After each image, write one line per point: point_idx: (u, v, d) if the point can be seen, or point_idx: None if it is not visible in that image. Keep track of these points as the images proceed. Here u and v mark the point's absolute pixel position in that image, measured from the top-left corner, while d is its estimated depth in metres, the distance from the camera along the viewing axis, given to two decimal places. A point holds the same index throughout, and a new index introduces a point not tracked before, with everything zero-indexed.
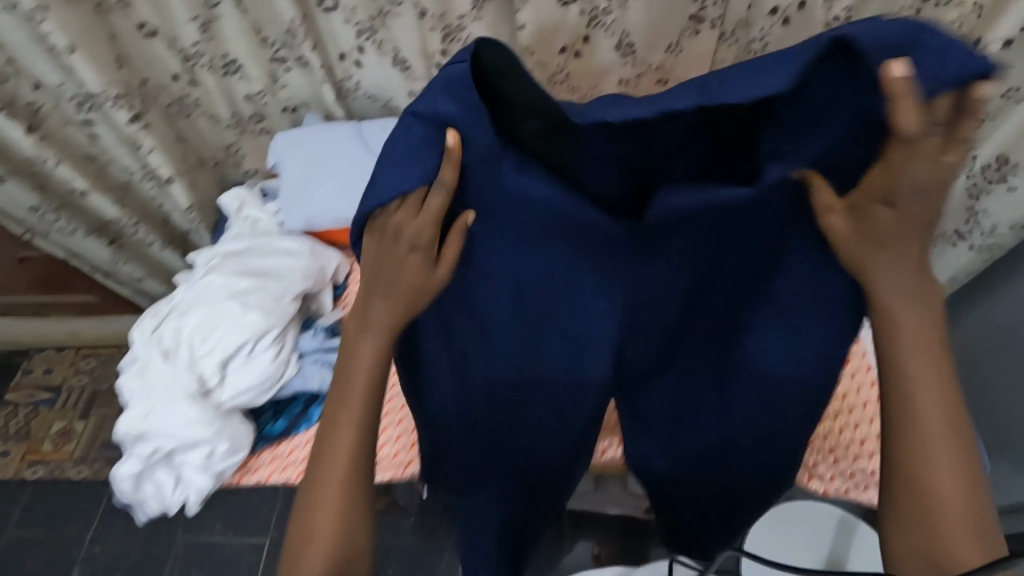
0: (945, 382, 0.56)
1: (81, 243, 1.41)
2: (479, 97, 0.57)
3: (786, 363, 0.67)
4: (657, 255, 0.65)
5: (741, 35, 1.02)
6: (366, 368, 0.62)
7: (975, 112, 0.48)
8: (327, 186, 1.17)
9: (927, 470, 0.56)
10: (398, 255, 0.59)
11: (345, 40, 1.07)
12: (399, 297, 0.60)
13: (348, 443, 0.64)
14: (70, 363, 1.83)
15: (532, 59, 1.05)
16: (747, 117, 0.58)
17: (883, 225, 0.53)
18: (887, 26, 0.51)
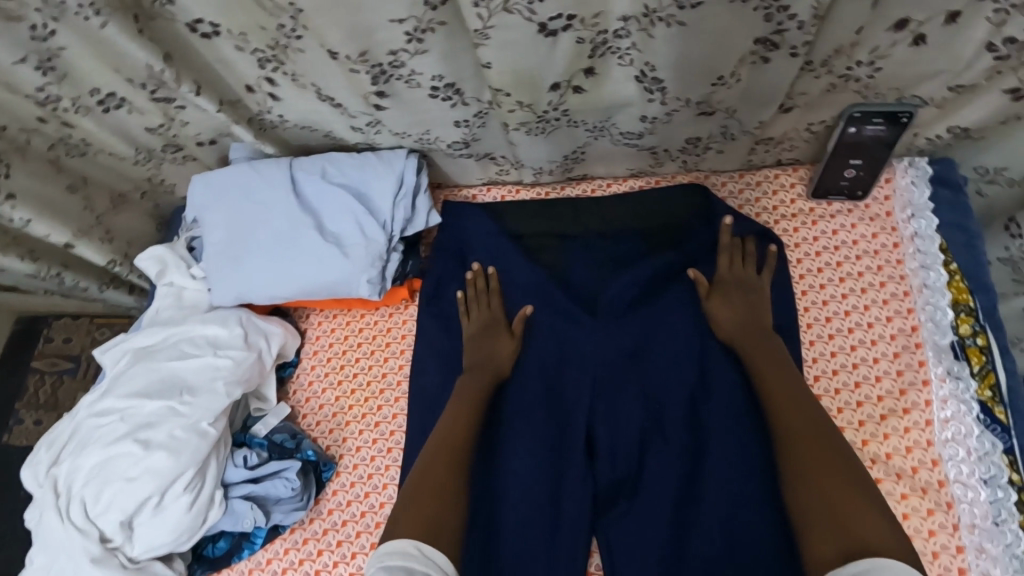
0: (796, 395, 0.76)
1: (19, 277, 1.10)
2: (515, 210, 1.00)
3: (731, 388, 0.85)
4: (632, 308, 0.91)
5: (835, 61, 0.65)
6: (480, 360, 0.90)
7: (819, 234, 0.91)
8: (258, 253, 0.92)
9: (796, 462, 0.70)
10: (490, 320, 0.93)
11: (246, 70, 0.75)
12: (477, 348, 0.91)
13: (465, 389, 0.87)
14: (86, 332, 1.51)
15: (510, 100, 0.71)
16: (655, 214, 0.97)
17: (738, 295, 0.87)
18: (761, 189, 0.96)
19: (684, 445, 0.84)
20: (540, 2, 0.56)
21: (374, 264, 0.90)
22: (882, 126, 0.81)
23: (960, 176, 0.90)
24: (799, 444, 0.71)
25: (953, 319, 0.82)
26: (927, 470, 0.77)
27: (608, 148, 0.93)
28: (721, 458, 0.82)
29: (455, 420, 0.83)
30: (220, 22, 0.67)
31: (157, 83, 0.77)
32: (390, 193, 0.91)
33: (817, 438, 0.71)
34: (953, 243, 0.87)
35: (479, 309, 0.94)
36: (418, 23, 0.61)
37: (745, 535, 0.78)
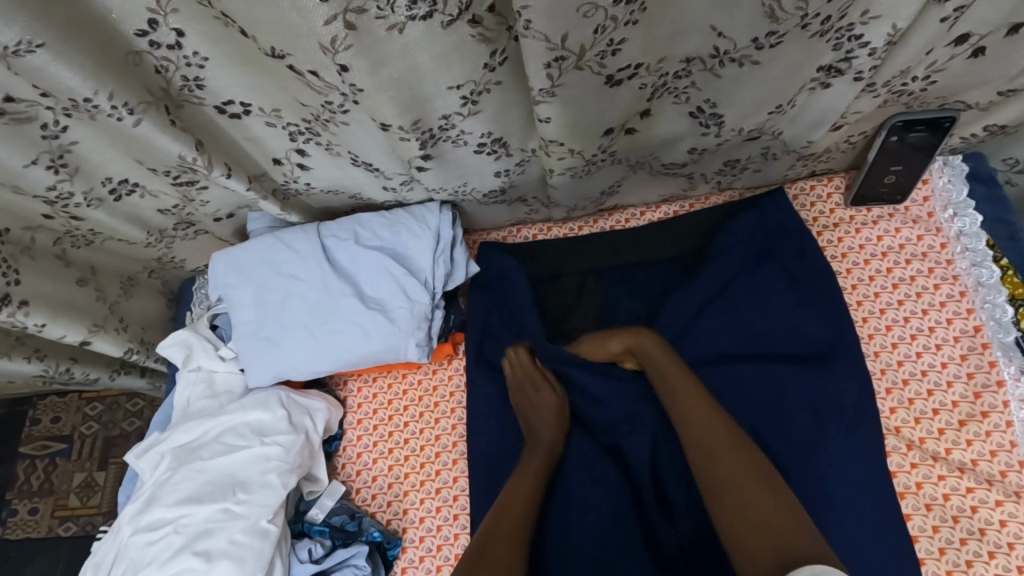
0: (710, 406, 0.73)
1: (25, 378, 1.02)
2: (551, 250, 0.97)
3: (804, 402, 0.82)
4: (692, 335, 0.87)
5: (895, 80, 0.64)
6: (542, 413, 0.85)
7: (871, 238, 0.90)
8: (295, 329, 0.86)
9: (711, 470, 0.68)
10: (530, 375, 0.88)
11: (274, 144, 0.70)
12: (529, 402, 0.86)
13: (533, 451, 0.83)
14: (76, 409, 1.42)
15: (562, 149, 0.68)
16: (694, 235, 0.94)
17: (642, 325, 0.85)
18: (800, 201, 0.94)
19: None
20: (613, 57, 0.54)
21: (420, 325, 0.85)
22: (925, 133, 0.80)
23: (992, 169, 0.90)
24: (718, 455, 0.68)
25: (1013, 315, 0.82)
26: (1015, 472, 0.76)
27: (645, 179, 0.91)
28: (812, 493, 0.77)
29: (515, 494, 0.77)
30: (252, 101, 0.63)
31: (182, 171, 0.73)
32: (427, 250, 0.86)
33: (729, 446, 0.69)
34: (998, 239, 0.87)
35: (516, 367, 0.89)
36: (475, 86, 0.58)
37: (851, 555, 0.75)
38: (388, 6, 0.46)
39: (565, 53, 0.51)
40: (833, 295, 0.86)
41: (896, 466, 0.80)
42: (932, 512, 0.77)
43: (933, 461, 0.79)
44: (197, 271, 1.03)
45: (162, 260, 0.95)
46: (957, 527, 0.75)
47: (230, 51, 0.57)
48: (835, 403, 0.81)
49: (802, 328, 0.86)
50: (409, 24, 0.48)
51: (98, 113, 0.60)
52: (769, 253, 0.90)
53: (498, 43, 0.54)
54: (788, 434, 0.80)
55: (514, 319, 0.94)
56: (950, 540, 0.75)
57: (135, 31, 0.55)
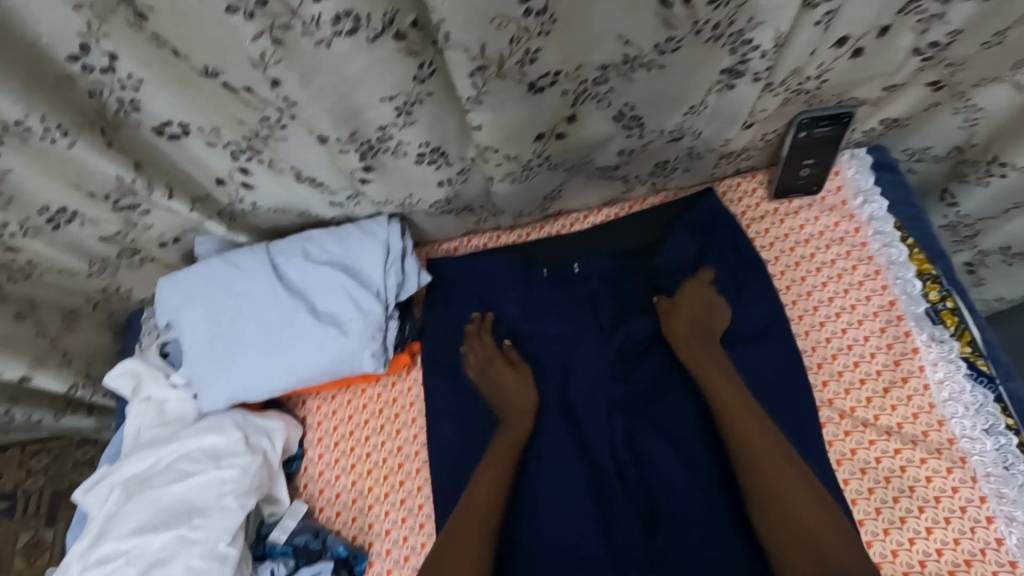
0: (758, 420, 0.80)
1: None
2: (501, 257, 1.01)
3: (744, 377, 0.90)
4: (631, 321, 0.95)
5: (789, 79, 0.72)
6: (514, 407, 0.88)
7: (794, 228, 0.98)
8: (249, 349, 0.86)
9: (772, 490, 0.75)
10: (493, 363, 0.92)
11: (216, 163, 0.71)
12: (494, 388, 0.90)
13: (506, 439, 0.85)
14: (18, 462, 1.34)
15: (498, 155, 0.72)
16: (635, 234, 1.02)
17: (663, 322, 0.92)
18: (731, 196, 1.02)
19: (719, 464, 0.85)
20: (531, 65, 0.58)
21: (375, 336, 0.87)
22: (829, 128, 0.89)
23: (896, 160, 0.99)
24: (771, 470, 0.75)
25: (922, 289, 0.90)
26: (936, 431, 0.83)
27: (584, 184, 0.96)
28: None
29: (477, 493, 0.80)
30: (189, 121, 0.64)
31: (123, 193, 0.73)
32: (377, 262, 0.88)
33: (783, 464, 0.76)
34: (904, 221, 0.96)
35: (478, 348, 0.94)
36: (407, 98, 0.61)
37: None
38: (313, 23, 0.50)
39: (485, 62, 0.55)
40: (754, 283, 0.94)
41: (832, 435, 0.85)
42: (868, 474, 0.83)
43: (864, 428, 0.85)
44: (145, 301, 1.01)
45: (106, 290, 0.95)
46: (890, 487, 0.81)
47: (164, 73, 0.59)
48: (766, 386, 0.88)
49: (737, 313, 0.93)
50: (335, 39, 0.52)
51: (37, 138, 0.62)
52: (701, 250, 0.97)
53: (425, 56, 0.58)
54: None
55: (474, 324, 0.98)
56: (884, 500, 0.81)
57: (66, 55, 0.56)
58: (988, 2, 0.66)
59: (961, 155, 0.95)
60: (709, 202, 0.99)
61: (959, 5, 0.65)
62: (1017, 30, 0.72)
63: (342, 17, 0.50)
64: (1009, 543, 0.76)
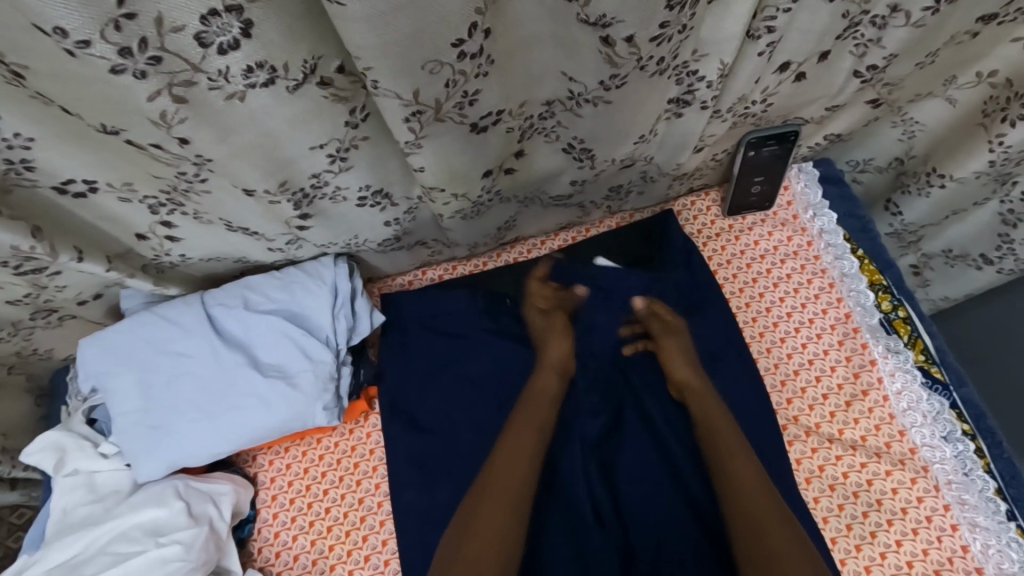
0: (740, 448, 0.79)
1: None
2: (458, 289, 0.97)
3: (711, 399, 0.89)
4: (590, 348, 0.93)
5: (737, 105, 0.71)
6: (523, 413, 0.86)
7: (749, 244, 0.98)
8: (188, 412, 0.79)
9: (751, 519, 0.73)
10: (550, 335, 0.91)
11: (134, 219, 0.65)
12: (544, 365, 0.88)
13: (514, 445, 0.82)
14: None
15: (445, 193, 0.69)
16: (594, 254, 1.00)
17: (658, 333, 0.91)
18: (686, 213, 1.01)
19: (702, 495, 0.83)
20: (472, 106, 0.55)
21: (327, 386, 0.81)
22: (776, 147, 0.89)
23: (841, 173, 1.01)
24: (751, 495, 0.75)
25: (875, 299, 0.91)
26: (897, 442, 0.84)
27: (538, 211, 0.93)
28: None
29: (487, 496, 0.76)
30: (96, 178, 0.58)
31: (23, 259, 0.64)
32: (324, 307, 0.83)
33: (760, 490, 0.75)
34: (853, 232, 0.98)
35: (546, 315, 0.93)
36: (340, 144, 0.58)
37: None
38: (220, 77, 0.46)
39: (421, 107, 0.51)
40: (713, 304, 0.94)
41: (799, 454, 0.85)
42: (836, 490, 0.83)
43: (830, 443, 0.85)
44: (70, 359, 0.94)
45: (21, 354, 0.86)
46: (859, 502, 0.82)
47: (60, 130, 0.52)
48: (733, 407, 0.87)
49: (700, 334, 0.92)
50: (250, 91, 0.48)
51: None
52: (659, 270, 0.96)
53: (356, 101, 0.54)
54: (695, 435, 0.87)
55: (433, 361, 0.93)
56: (854, 515, 0.81)
57: None
58: (922, 28, 0.67)
59: (901, 166, 0.96)
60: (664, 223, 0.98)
61: (893, 31, 0.66)
62: (948, 50, 0.73)
63: (255, 69, 0.47)
64: (973, 550, 0.77)
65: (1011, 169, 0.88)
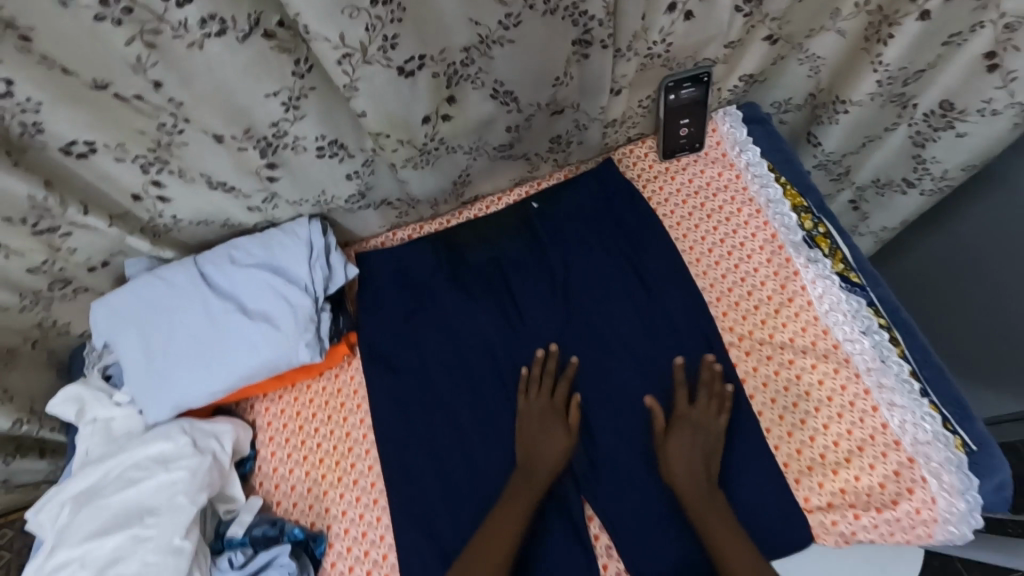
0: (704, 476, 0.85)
1: None
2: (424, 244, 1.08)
3: (649, 319, 0.99)
4: (543, 281, 1.04)
5: (637, 44, 0.84)
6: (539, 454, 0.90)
7: (683, 181, 1.08)
8: (187, 357, 0.90)
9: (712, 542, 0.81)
10: (538, 385, 0.95)
11: (129, 178, 0.77)
12: (539, 415, 0.92)
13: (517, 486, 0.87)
14: None
15: (393, 141, 0.80)
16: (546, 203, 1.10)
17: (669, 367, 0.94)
18: (626, 159, 1.12)
19: (655, 505, 0.88)
20: (394, 50, 0.67)
21: (308, 327, 0.92)
22: (694, 89, 0.99)
23: (764, 113, 1.10)
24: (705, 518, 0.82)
25: (797, 220, 1.01)
26: (822, 340, 0.93)
27: (490, 166, 1.04)
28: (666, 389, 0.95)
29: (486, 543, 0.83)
30: (94, 139, 0.70)
31: (39, 214, 0.78)
32: (301, 259, 0.94)
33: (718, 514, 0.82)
34: (777, 163, 1.07)
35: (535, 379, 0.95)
36: (291, 92, 0.72)
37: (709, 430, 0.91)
38: (181, 28, 0.61)
39: (349, 50, 0.65)
40: (653, 237, 1.04)
41: (735, 358, 0.95)
42: (769, 386, 0.92)
43: (762, 346, 0.94)
44: (86, 335, 1.05)
45: (43, 324, 0.98)
46: (789, 394, 0.91)
47: (62, 94, 0.65)
48: (674, 323, 0.98)
49: (642, 264, 1.03)
50: (206, 40, 0.62)
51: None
52: (604, 210, 1.07)
53: (298, 52, 0.68)
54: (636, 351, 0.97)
55: (404, 308, 1.04)
56: (785, 406, 0.90)
57: None
58: None
59: (814, 101, 1.07)
60: (605, 170, 1.09)
61: None
62: None
63: (209, 19, 0.61)
64: (892, 425, 0.85)
65: (902, 91, 0.98)
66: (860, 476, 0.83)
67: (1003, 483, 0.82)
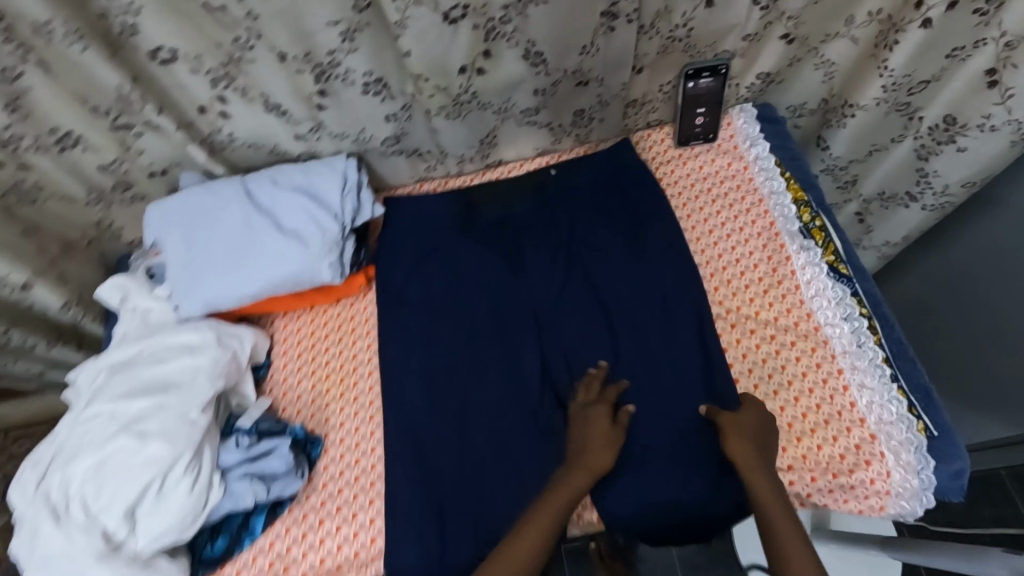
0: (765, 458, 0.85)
1: None
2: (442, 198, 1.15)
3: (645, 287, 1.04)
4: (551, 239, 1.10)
5: (660, 25, 0.97)
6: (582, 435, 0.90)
7: (694, 166, 1.15)
8: (223, 261, 1.01)
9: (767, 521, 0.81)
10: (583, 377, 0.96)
11: (199, 91, 0.90)
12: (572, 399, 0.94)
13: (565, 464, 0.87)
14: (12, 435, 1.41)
15: (430, 84, 0.94)
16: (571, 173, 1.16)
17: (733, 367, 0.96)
18: (644, 141, 1.19)
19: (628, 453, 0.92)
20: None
21: (332, 249, 1.02)
22: (711, 80, 1.06)
23: (778, 114, 1.16)
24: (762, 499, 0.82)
25: (796, 212, 1.07)
26: (805, 321, 0.98)
27: (516, 132, 1.12)
28: (659, 354, 0.98)
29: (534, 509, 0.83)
30: (177, 46, 0.83)
31: (120, 109, 0.90)
32: (335, 188, 1.04)
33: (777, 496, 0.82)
34: (784, 160, 1.13)
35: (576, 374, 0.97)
36: (349, 24, 0.84)
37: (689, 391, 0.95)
38: None
39: None
40: (659, 212, 1.10)
41: (721, 329, 1.01)
42: (748, 357, 0.98)
43: (746, 321, 1.00)
44: (134, 244, 1.16)
45: (100, 224, 1.10)
46: (766, 365, 0.96)
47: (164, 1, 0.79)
48: (669, 290, 1.03)
49: (645, 234, 1.08)
50: None
51: (53, 39, 0.80)
52: (618, 183, 1.14)
53: None
54: (633, 314, 1.02)
55: (420, 248, 1.11)
56: (761, 376, 0.96)
57: None
58: None
59: (827, 105, 1.14)
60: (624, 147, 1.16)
61: None
62: None
63: None
64: (860, 404, 0.90)
65: (906, 99, 1.05)
66: (821, 444, 0.89)
67: (959, 473, 0.86)
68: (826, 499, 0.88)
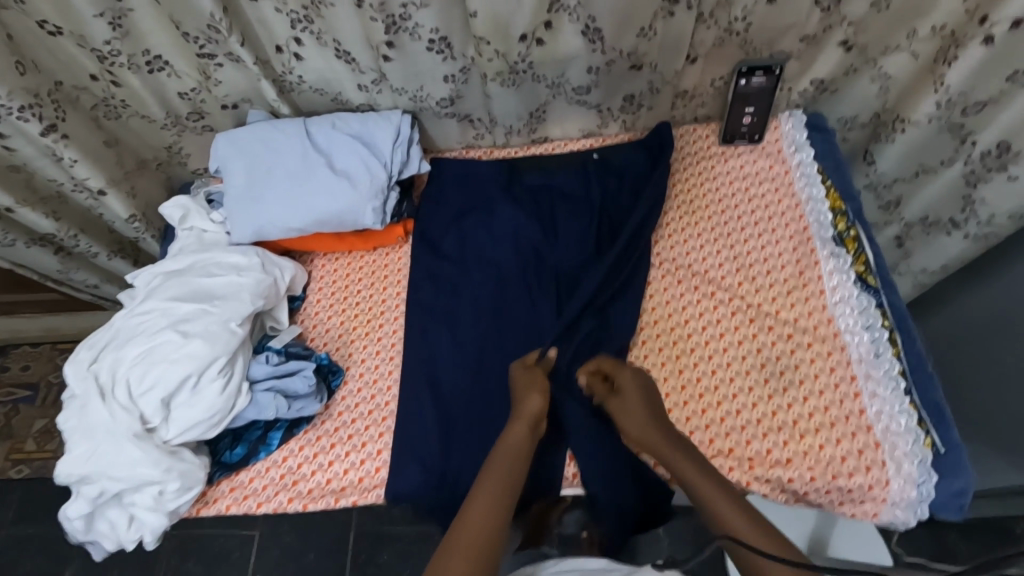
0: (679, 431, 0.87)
1: (28, 254, 1.29)
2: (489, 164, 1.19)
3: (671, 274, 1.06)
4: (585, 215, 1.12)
5: (719, 16, 1.00)
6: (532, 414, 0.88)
7: (737, 165, 1.17)
8: (277, 193, 1.08)
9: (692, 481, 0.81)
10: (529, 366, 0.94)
11: (279, 31, 0.99)
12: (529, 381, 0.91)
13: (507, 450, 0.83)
14: None
15: (490, 49, 0.99)
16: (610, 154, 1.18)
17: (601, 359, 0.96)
18: (690, 136, 1.21)
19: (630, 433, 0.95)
20: None
21: (377, 196, 1.08)
22: (763, 79, 1.08)
23: (828, 123, 1.16)
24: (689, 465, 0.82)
25: (832, 220, 1.07)
26: (824, 325, 0.99)
27: (564, 109, 1.16)
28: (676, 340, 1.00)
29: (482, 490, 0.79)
30: None
31: (207, 38, 0.99)
32: (388, 139, 1.10)
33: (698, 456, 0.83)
34: (827, 168, 1.13)
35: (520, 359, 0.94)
36: None
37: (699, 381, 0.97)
38: None
39: None
40: None
41: (740, 321, 1.02)
42: (763, 353, 0.99)
43: (766, 318, 1.01)
44: (197, 172, 1.26)
45: (170, 148, 1.18)
46: (779, 363, 0.97)
47: None
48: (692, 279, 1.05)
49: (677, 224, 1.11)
50: None
51: None
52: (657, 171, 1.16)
53: None
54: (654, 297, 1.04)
55: (459, 208, 1.16)
56: (773, 372, 0.96)
57: None
58: None
59: (878, 120, 1.15)
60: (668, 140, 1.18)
61: None
62: None
63: None
64: (869, 412, 0.91)
65: (960, 120, 1.05)
66: (823, 444, 0.90)
67: (961, 494, 0.86)
68: (823, 498, 0.90)
